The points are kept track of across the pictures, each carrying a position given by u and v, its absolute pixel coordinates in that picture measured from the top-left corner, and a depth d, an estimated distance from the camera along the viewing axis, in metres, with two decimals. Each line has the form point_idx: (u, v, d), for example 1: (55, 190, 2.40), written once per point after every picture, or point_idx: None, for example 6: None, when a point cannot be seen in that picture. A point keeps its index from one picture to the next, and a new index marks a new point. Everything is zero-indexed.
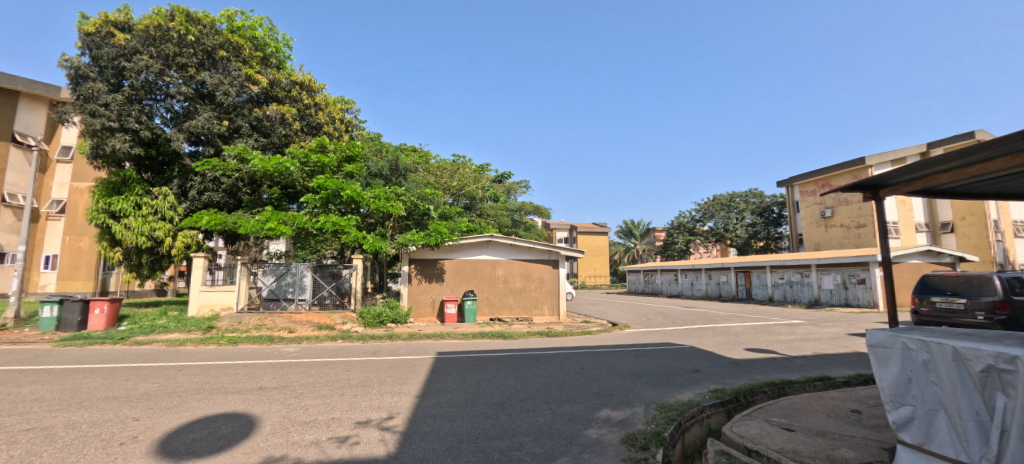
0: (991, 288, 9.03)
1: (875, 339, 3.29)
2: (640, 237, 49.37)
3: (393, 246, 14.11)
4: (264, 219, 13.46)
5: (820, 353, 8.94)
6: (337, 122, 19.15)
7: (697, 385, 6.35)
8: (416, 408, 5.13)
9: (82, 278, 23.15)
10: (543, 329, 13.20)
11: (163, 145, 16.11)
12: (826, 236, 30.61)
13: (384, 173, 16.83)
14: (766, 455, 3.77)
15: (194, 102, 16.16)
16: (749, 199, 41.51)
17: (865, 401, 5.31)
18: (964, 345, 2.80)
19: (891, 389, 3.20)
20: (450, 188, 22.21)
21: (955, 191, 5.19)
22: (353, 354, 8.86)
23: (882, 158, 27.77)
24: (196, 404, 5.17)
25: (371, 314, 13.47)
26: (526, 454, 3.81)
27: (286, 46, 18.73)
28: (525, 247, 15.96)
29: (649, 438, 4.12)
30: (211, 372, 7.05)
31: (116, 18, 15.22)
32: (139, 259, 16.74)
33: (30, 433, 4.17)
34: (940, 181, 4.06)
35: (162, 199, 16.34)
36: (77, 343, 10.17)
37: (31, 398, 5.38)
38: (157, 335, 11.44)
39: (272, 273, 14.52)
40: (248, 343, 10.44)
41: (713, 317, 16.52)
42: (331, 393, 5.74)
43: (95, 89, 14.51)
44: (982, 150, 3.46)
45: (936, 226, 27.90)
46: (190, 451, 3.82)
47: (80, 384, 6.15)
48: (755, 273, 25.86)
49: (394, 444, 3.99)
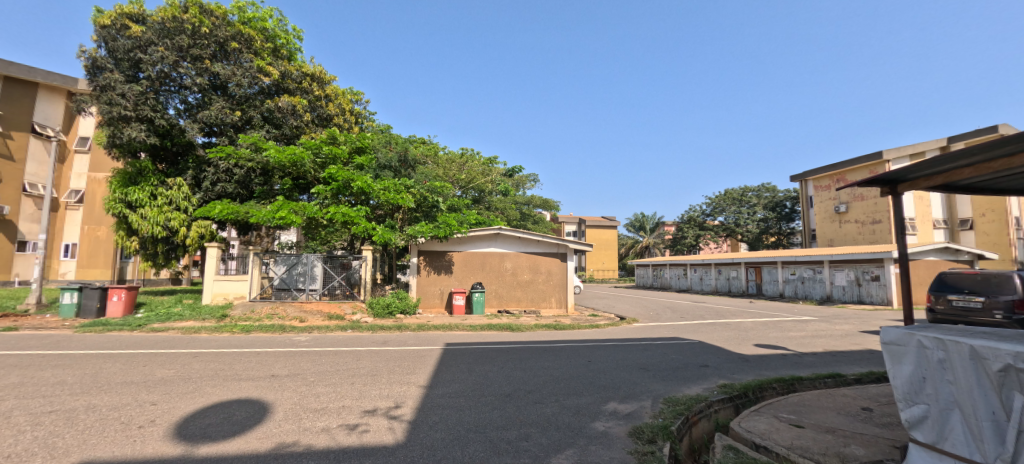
0: (1010, 287, 8.85)
1: (889, 337, 3.26)
2: (649, 231, 49.03)
3: (401, 237, 14.13)
4: (275, 209, 13.66)
5: (831, 350, 8.87)
6: (346, 113, 19.39)
7: (705, 380, 6.32)
8: (425, 397, 5.21)
9: (100, 266, 23.66)
10: (551, 322, 13.24)
11: (178, 136, 16.46)
12: (839, 232, 30.21)
13: (393, 165, 17.37)
14: (775, 452, 3.76)
15: (207, 93, 16.35)
16: (761, 194, 40.98)
17: (877, 399, 5.25)
18: (982, 344, 2.73)
19: (904, 388, 3.18)
20: (459, 181, 22.43)
21: (975, 186, 5.06)
22: (362, 344, 8.98)
23: (899, 152, 27.17)
24: (210, 390, 5.29)
25: (381, 304, 13.65)
26: (533, 445, 3.85)
27: (296, 37, 18.84)
28: (533, 240, 15.93)
29: (657, 432, 4.13)
30: (225, 359, 7.21)
31: (129, 10, 15.36)
32: (155, 248, 16.98)
33: (53, 415, 4.30)
34: (962, 176, 3.94)
35: (177, 189, 16.54)
36: (97, 329, 10.49)
37: (52, 382, 5.51)
38: (172, 322, 11.69)
39: (284, 263, 14.59)
40: (260, 331, 10.62)
41: (722, 313, 16.35)
42: (342, 381, 5.84)
43: (113, 79, 14.81)
44: (1005, 144, 3.37)
45: (954, 222, 27.29)
46: (205, 435, 3.90)
47: (99, 369, 6.30)
48: (765, 268, 25.62)
49: (402, 433, 4.06)
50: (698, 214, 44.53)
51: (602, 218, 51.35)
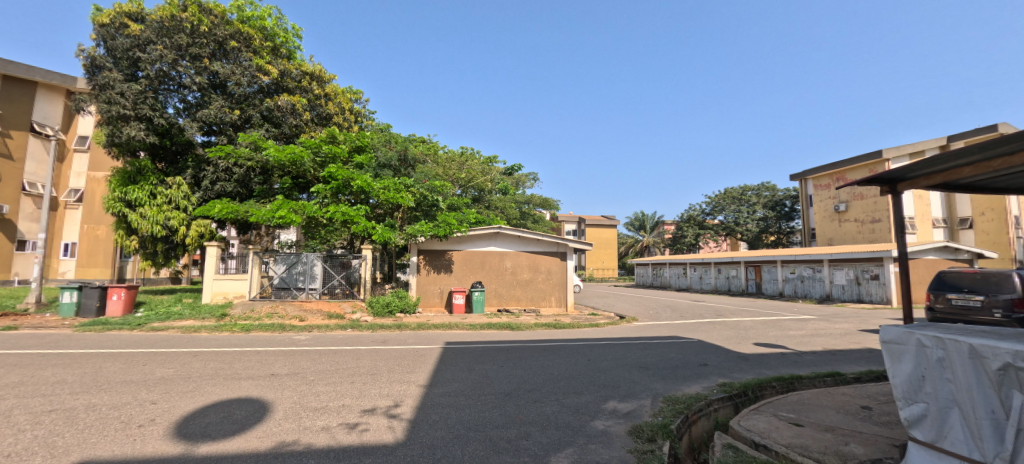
0: (1009, 286, 8.87)
1: (889, 336, 3.26)
2: (649, 230, 49.05)
3: (401, 236, 14.14)
4: (275, 208, 13.66)
5: (830, 349, 8.88)
6: (346, 112, 19.37)
7: (705, 379, 6.32)
8: (425, 396, 5.22)
9: (100, 265, 23.64)
10: (551, 321, 13.26)
11: (177, 135, 16.44)
12: (839, 231, 30.23)
13: (393, 164, 17.37)
14: (775, 450, 3.77)
15: (207, 92, 16.34)
16: (761, 193, 40.98)
17: (876, 398, 5.25)
18: (981, 343, 2.73)
19: (904, 387, 3.18)
20: (458, 180, 22.43)
21: (974, 185, 5.07)
22: (362, 343, 8.99)
23: (899, 151, 27.18)
24: (210, 389, 5.29)
25: (381, 303, 13.66)
26: (533, 444, 3.85)
27: (295, 36, 18.81)
28: (533, 239, 15.94)
29: (656, 431, 4.14)
30: (225, 358, 7.22)
31: (128, 9, 15.33)
32: (155, 248, 16.97)
33: (53, 414, 4.30)
34: (962, 175, 3.94)
35: (176, 189, 16.55)
36: (97, 328, 10.50)
37: (52, 381, 5.52)
38: (172, 321, 11.69)
39: (284, 262, 14.61)
40: (260, 330, 10.63)
41: (722, 312, 16.35)
42: (342, 380, 5.85)
43: (112, 78, 14.79)
44: (1004, 143, 3.37)
45: (954, 221, 27.31)
46: (205, 434, 3.91)
47: (99, 368, 6.31)
48: (765, 267, 25.63)
49: (402, 431, 4.06)
50: (698, 212, 44.54)
51: (602, 218, 51.36)
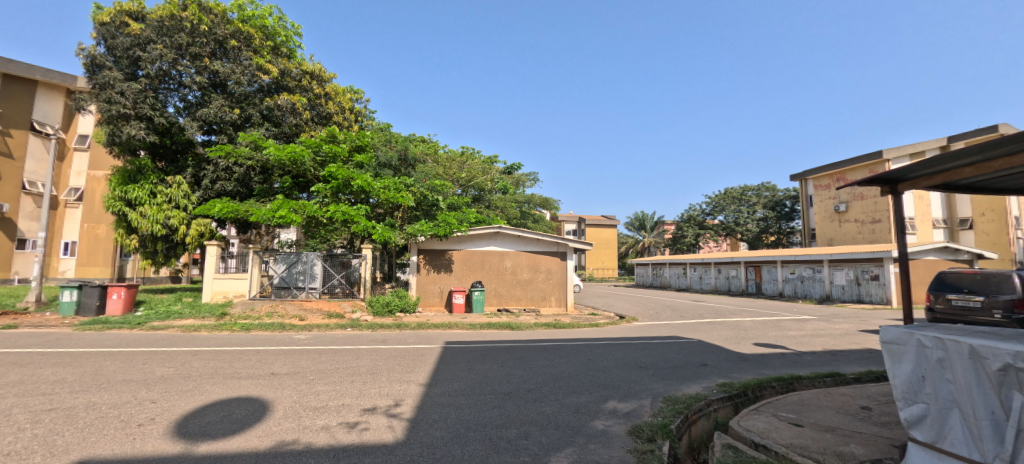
0: (1009, 286, 8.86)
1: (889, 336, 3.25)
2: (649, 230, 49.01)
3: (401, 236, 14.14)
4: (275, 208, 13.67)
5: (830, 349, 8.88)
6: (346, 111, 19.36)
7: (704, 379, 6.32)
8: (425, 395, 5.21)
9: (100, 264, 23.58)
10: (551, 321, 13.26)
11: (177, 134, 16.45)
12: (839, 231, 30.23)
13: (393, 164, 17.36)
14: (774, 450, 3.76)
15: (207, 91, 16.35)
16: (761, 193, 40.96)
17: (876, 398, 5.25)
18: (981, 343, 2.73)
19: (904, 387, 3.18)
20: (458, 179, 22.42)
21: (974, 186, 5.07)
22: (361, 343, 8.97)
23: (899, 151, 27.18)
24: (210, 388, 5.29)
25: (380, 302, 13.66)
26: (532, 444, 3.85)
27: (295, 34, 18.79)
28: (533, 239, 15.93)
29: (656, 430, 4.14)
30: (225, 357, 7.22)
31: (128, 8, 15.33)
32: (155, 247, 16.96)
33: (53, 413, 4.30)
34: (962, 175, 3.94)
35: (177, 188, 16.58)
36: (96, 326, 10.52)
37: (52, 380, 5.51)
38: (172, 321, 11.69)
39: (284, 262, 14.61)
40: (260, 330, 10.62)
41: (722, 312, 16.33)
42: (342, 379, 5.85)
43: (112, 77, 14.78)
44: (1004, 144, 3.37)
45: (954, 221, 27.31)
46: (205, 433, 3.91)
47: (99, 367, 6.30)
48: (765, 268, 25.63)
49: (402, 431, 4.06)
50: (698, 213, 44.52)
51: (602, 218, 51.35)
